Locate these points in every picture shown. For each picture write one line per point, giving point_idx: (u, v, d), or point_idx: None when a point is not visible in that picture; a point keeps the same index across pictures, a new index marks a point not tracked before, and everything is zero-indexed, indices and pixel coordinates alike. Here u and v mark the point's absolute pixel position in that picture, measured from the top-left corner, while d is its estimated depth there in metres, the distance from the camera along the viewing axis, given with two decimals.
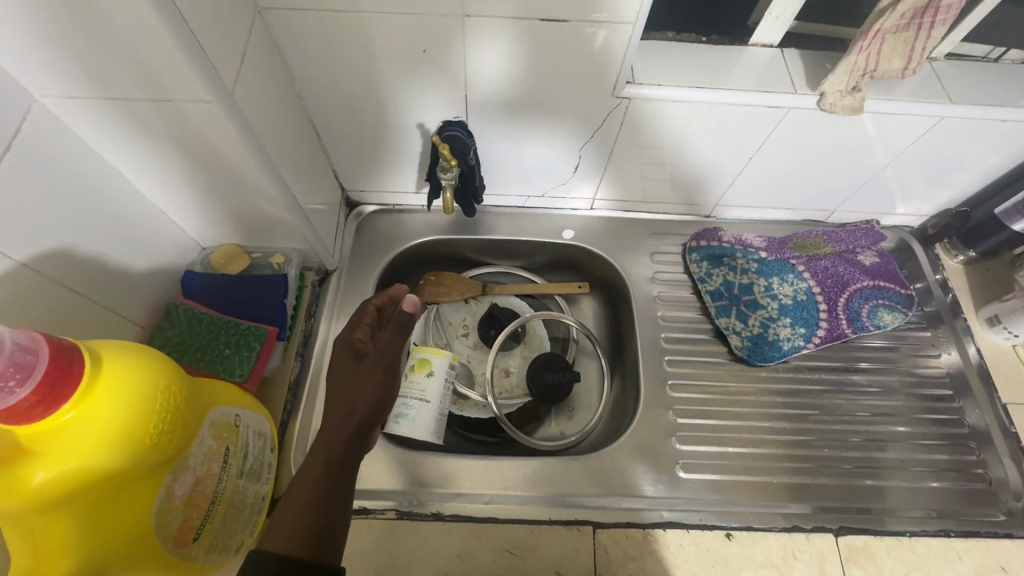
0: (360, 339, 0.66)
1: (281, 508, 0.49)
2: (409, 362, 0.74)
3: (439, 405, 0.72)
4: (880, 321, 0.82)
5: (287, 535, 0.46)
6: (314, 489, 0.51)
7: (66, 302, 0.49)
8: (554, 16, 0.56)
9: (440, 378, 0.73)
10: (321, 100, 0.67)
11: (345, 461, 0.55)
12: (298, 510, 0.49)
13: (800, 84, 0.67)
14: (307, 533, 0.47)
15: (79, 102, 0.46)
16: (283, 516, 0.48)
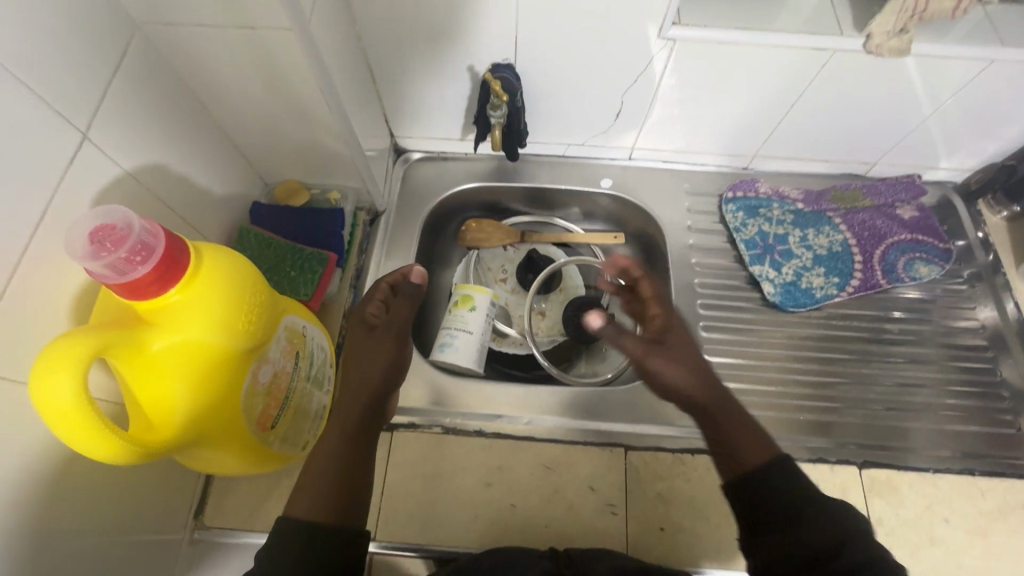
0: (372, 314, 0.68)
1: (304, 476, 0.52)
2: (453, 299, 0.78)
3: (481, 338, 0.77)
4: (916, 274, 0.83)
5: (312, 504, 0.50)
6: (333, 458, 0.54)
7: (161, 214, 0.55)
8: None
9: (483, 313, 0.77)
10: (376, 42, 0.70)
11: (363, 429, 0.58)
12: (318, 479, 0.52)
13: (847, 27, 0.67)
14: (328, 502, 0.51)
15: (175, 30, 0.51)
16: (306, 483, 0.52)
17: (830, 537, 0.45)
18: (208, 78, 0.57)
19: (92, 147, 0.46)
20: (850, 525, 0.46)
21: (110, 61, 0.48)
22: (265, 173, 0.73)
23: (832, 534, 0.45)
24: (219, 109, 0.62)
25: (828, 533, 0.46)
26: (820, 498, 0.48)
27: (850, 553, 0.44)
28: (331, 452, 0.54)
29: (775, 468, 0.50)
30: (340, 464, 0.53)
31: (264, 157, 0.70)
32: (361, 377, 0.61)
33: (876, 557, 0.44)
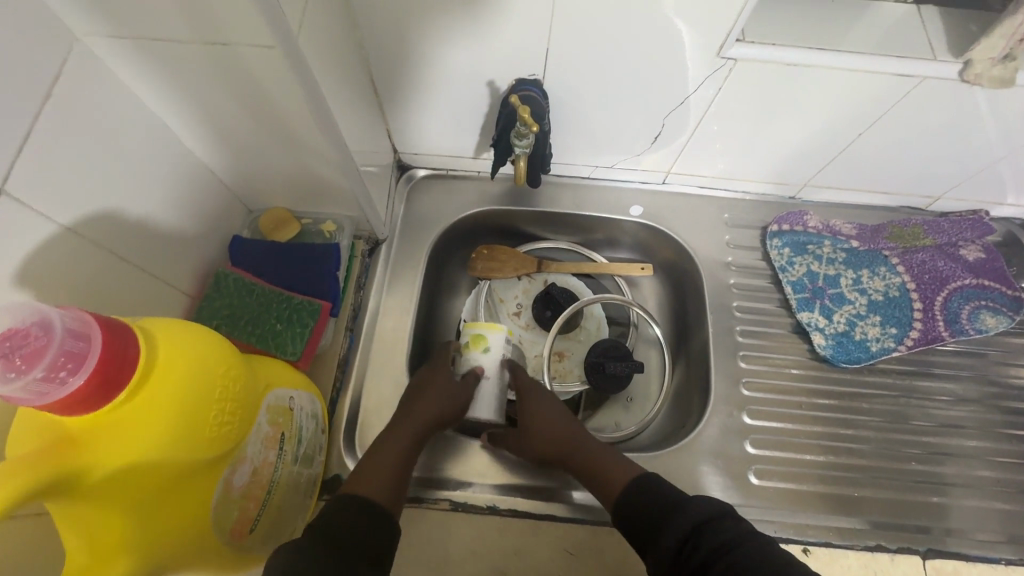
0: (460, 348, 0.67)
1: (371, 464, 0.54)
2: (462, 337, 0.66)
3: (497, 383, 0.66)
4: (982, 326, 0.74)
5: (377, 487, 0.52)
6: (401, 456, 0.56)
7: (114, 269, 0.45)
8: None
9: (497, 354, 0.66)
10: (382, 49, 0.59)
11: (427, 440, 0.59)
12: (384, 469, 0.54)
13: (940, 50, 0.57)
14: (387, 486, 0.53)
15: (127, 43, 0.41)
16: (374, 469, 0.53)
17: (691, 522, 0.48)
18: (173, 98, 0.47)
19: (15, 202, 0.36)
20: (706, 508, 0.49)
21: (38, 86, 0.37)
22: (248, 199, 0.63)
23: (693, 520, 0.48)
24: (190, 132, 0.51)
25: (690, 519, 0.49)
26: (682, 496, 0.51)
27: (710, 534, 0.47)
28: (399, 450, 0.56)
29: (646, 478, 0.55)
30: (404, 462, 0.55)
31: (247, 183, 0.60)
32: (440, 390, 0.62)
33: (731, 529, 0.46)
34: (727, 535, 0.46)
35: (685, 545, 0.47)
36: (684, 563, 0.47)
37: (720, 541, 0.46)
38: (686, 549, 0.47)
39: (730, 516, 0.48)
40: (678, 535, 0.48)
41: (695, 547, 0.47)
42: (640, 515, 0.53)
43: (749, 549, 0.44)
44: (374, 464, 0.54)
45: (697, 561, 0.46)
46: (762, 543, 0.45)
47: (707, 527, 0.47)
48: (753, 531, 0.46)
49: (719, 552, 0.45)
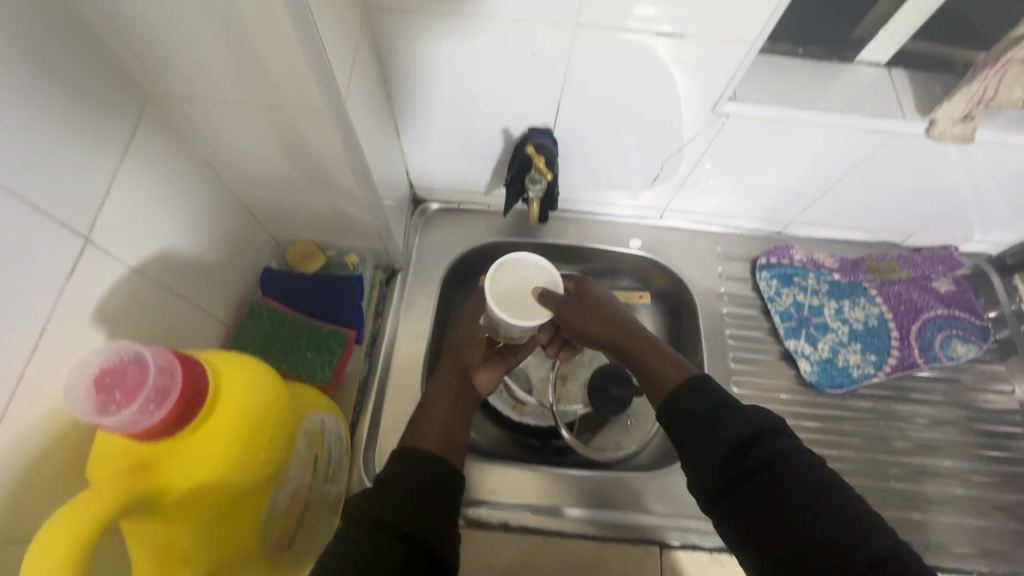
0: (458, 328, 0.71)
1: (424, 421, 0.57)
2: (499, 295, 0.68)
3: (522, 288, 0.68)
4: (953, 353, 0.80)
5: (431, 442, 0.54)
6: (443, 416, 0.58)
7: (169, 303, 0.49)
8: (675, 33, 0.54)
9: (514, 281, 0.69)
10: (408, 99, 0.65)
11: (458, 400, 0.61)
12: (434, 425, 0.57)
13: (909, 110, 0.64)
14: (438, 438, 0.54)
15: (193, 104, 0.46)
16: (425, 424, 0.56)
17: (746, 432, 0.44)
18: (224, 148, 0.52)
19: (98, 249, 0.40)
20: (764, 421, 0.45)
21: (118, 145, 0.42)
22: (277, 233, 0.67)
23: (747, 430, 0.44)
24: (236, 176, 0.56)
25: (743, 429, 0.44)
26: (732, 401, 0.47)
27: (762, 447, 0.44)
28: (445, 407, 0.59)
29: (697, 384, 0.49)
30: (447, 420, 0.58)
31: (279, 219, 0.65)
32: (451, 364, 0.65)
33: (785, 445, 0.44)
34: (778, 452, 0.43)
35: (733, 454, 0.44)
36: (726, 470, 0.44)
37: (771, 457, 0.43)
38: (733, 456, 0.44)
39: (783, 431, 0.45)
40: (727, 440, 0.44)
41: (742, 458, 0.44)
42: (687, 416, 0.47)
43: (798, 471, 0.42)
44: (426, 422, 0.57)
45: (740, 472, 0.43)
46: (810, 460, 0.43)
47: (759, 441, 0.44)
48: (805, 451, 0.44)
49: (770, 469, 0.43)
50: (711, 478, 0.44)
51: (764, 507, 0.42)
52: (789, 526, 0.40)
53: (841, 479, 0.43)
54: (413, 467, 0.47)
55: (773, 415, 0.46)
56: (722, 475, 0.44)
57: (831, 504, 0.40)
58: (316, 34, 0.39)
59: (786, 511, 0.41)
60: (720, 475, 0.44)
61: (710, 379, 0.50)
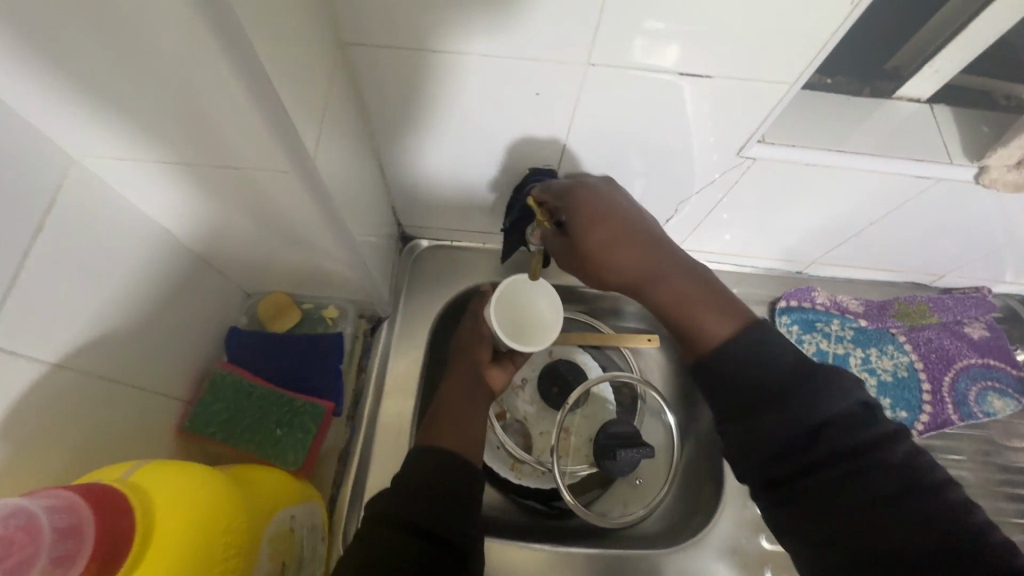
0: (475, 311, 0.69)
1: (444, 418, 0.58)
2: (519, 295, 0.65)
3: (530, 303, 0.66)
4: (990, 408, 0.74)
5: (450, 441, 0.56)
6: (462, 414, 0.59)
7: (107, 394, 0.42)
8: (701, 73, 0.48)
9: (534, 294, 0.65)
10: (392, 136, 0.58)
11: (474, 393, 0.62)
12: (455, 423, 0.58)
13: (955, 153, 0.57)
14: (459, 437, 0.56)
15: (129, 164, 0.39)
16: (444, 423, 0.58)
17: (818, 417, 0.41)
18: (173, 207, 0.44)
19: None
20: (849, 404, 0.41)
21: (29, 224, 0.35)
22: (246, 285, 0.60)
23: (822, 414, 0.41)
24: (190, 236, 0.48)
25: (818, 412, 0.41)
26: (809, 371, 0.42)
27: (837, 434, 0.40)
28: (463, 405, 0.60)
29: (761, 344, 0.45)
30: (466, 418, 0.59)
31: (247, 272, 0.57)
32: (467, 359, 0.65)
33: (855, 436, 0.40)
34: (857, 442, 0.40)
35: (802, 440, 0.41)
36: (790, 457, 0.41)
37: (847, 446, 0.40)
38: (798, 442, 0.41)
39: (866, 412, 0.41)
40: (791, 425, 0.41)
41: (812, 445, 0.41)
42: (738, 391, 0.44)
43: (879, 463, 0.39)
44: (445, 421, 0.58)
45: (807, 461, 0.41)
46: (894, 449, 0.40)
47: (836, 425, 0.40)
48: (880, 442, 0.40)
49: (844, 460, 0.40)
50: (773, 464, 0.42)
51: (829, 497, 0.40)
52: (851, 524, 0.39)
53: (918, 473, 0.39)
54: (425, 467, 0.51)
55: (855, 388, 0.41)
56: (788, 462, 0.41)
57: (911, 501, 0.38)
58: (275, 95, 0.32)
59: (855, 503, 0.39)
60: (781, 462, 0.41)
61: (773, 330, 0.46)
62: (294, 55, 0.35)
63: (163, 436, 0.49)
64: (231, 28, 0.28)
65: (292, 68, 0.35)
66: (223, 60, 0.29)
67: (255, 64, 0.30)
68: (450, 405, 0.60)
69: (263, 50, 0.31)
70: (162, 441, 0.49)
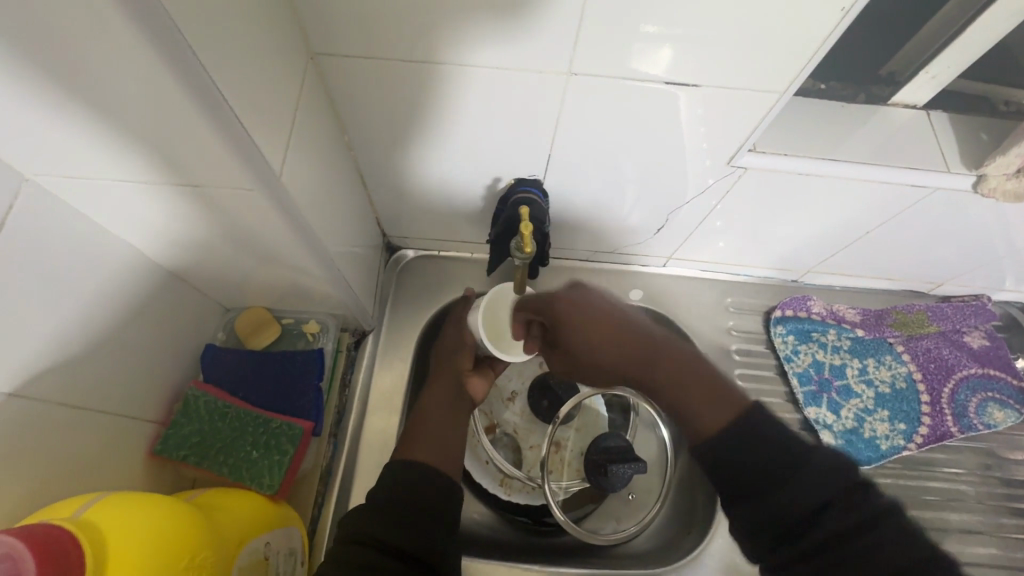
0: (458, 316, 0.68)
1: (421, 434, 0.58)
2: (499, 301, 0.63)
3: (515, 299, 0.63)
4: (990, 420, 0.72)
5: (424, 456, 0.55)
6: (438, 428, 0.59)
7: (68, 420, 0.41)
8: (688, 82, 0.46)
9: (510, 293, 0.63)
10: (371, 147, 0.56)
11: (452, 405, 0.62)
12: (431, 439, 0.58)
13: (952, 161, 0.56)
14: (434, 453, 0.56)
15: (86, 183, 0.37)
16: (421, 438, 0.57)
17: (819, 495, 0.40)
18: (137, 226, 0.42)
19: None
20: (841, 478, 0.41)
21: None
22: (223, 301, 0.58)
23: (819, 492, 0.40)
24: (163, 257, 0.47)
25: (818, 489, 0.40)
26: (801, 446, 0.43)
27: (837, 511, 0.39)
28: (442, 421, 0.60)
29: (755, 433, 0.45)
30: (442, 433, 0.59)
31: (223, 288, 0.55)
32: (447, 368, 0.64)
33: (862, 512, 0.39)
34: (858, 521, 0.38)
35: (805, 520, 0.40)
36: (792, 541, 0.40)
37: (852, 532, 0.38)
38: (799, 526, 0.40)
39: (868, 488, 0.40)
40: (793, 501, 0.40)
41: (812, 526, 0.39)
42: (731, 475, 0.44)
43: (885, 547, 0.37)
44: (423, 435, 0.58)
45: (809, 544, 0.39)
46: (899, 524, 0.39)
47: (839, 501, 0.40)
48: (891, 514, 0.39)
49: (849, 540, 0.38)
50: (776, 548, 0.40)
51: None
52: None
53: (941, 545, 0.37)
54: (402, 487, 0.51)
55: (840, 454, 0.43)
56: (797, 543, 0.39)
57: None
58: (222, 100, 0.32)
59: None
60: (784, 540, 0.40)
61: (762, 412, 0.47)
62: (245, 63, 0.34)
63: (135, 462, 0.48)
64: (170, 40, 0.28)
65: (243, 76, 0.34)
66: (162, 67, 0.29)
67: (197, 74, 0.30)
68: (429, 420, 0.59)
69: (209, 61, 0.31)
70: (134, 466, 0.48)
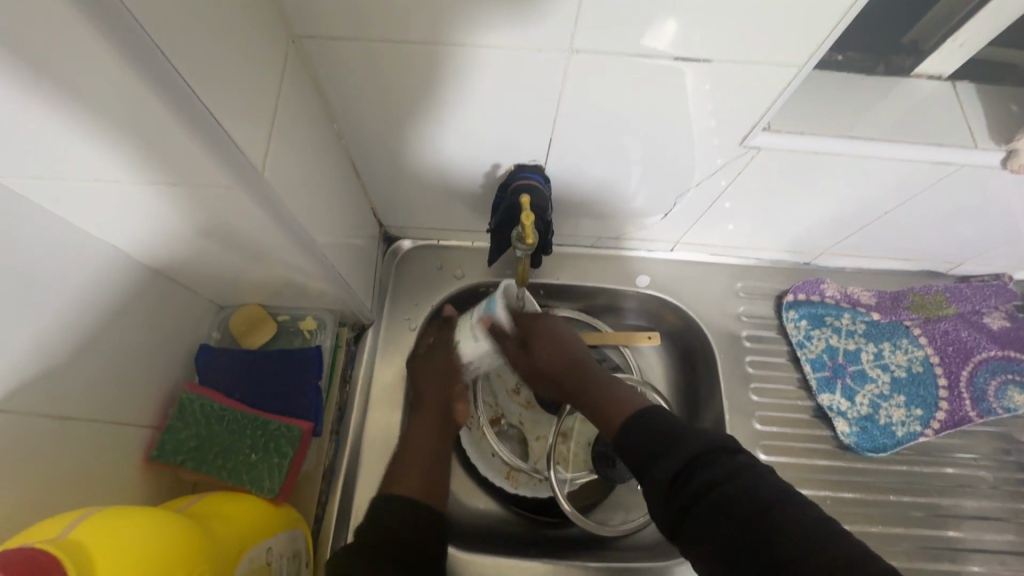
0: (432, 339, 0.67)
1: (405, 465, 0.56)
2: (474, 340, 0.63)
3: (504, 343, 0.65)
4: (1009, 403, 0.70)
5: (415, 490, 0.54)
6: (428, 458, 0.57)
7: (57, 431, 0.39)
8: (699, 57, 0.43)
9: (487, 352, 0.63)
10: (362, 135, 0.54)
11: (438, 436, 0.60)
12: (417, 471, 0.56)
13: (978, 136, 0.53)
14: (418, 486, 0.54)
15: (57, 185, 0.35)
16: (407, 472, 0.55)
17: (693, 451, 0.43)
18: (116, 227, 0.40)
19: None
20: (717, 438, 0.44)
21: None
22: (216, 299, 0.56)
23: (696, 449, 0.43)
24: (148, 257, 0.45)
25: (695, 445, 0.43)
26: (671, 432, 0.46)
27: (711, 465, 0.42)
28: (424, 455, 0.57)
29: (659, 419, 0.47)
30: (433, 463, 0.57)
31: (214, 286, 0.53)
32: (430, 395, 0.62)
33: (724, 465, 0.41)
34: (726, 469, 0.41)
35: (678, 478, 0.42)
36: (681, 493, 0.42)
37: (724, 471, 0.41)
38: (682, 479, 0.42)
39: (730, 450, 0.43)
40: (681, 461, 0.43)
41: (687, 481, 0.42)
42: (636, 442, 0.47)
43: (749, 481, 0.40)
44: (407, 469, 0.56)
45: (692, 492, 0.41)
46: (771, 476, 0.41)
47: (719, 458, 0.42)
48: (750, 466, 0.41)
49: (717, 486, 0.40)
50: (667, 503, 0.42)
51: (724, 525, 0.39)
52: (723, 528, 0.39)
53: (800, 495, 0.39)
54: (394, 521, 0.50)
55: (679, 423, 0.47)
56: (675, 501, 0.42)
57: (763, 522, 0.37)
58: (181, 80, 0.30)
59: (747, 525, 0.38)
60: (669, 503, 0.42)
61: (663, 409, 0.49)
62: (206, 45, 0.32)
63: (130, 468, 0.47)
64: (113, 16, 0.25)
65: (210, 68, 0.32)
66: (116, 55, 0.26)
67: (150, 54, 0.28)
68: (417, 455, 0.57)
69: (161, 39, 0.28)
70: (130, 474, 0.47)
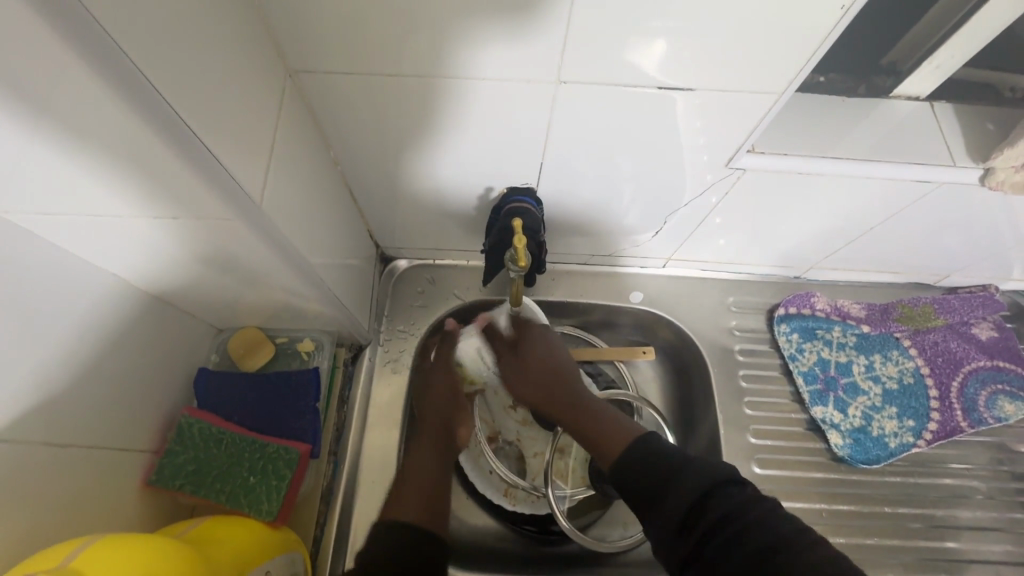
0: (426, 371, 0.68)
1: (402, 490, 0.57)
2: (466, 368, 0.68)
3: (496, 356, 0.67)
4: (1000, 413, 0.71)
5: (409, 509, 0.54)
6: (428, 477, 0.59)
7: (58, 459, 0.40)
8: (683, 84, 0.45)
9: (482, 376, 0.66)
10: (357, 161, 0.55)
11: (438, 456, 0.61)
12: (416, 493, 0.56)
13: (957, 154, 0.54)
14: (415, 505, 0.55)
15: (58, 220, 0.35)
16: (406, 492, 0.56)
17: (700, 485, 0.43)
18: (116, 258, 0.41)
19: None
20: (719, 471, 0.44)
21: None
22: (215, 323, 0.57)
23: (702, 484, 0.43)
24: (148, 285, 0.46)
25: (700, 481, 0.44)
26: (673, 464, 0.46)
27: (718, 499, 0.42)
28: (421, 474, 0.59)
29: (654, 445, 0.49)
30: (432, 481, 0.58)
31: (214, 310, 0.54)
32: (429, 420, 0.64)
33: (732, 499, 0.42)
34: (734, 505, 0.41)
35: (687, 516, 0.42)
36: (688, 534, 0.42)
37: (731, 505, 0.41)
38: (691, 517, 0.42)
39: (735, 484, 0.43)
40: (685, 499, 0.43)
41: (695, 520, 0.42)
42: (638, 480, 0.47)
43: (755, 514, 0.40)
44: (407, 490, 0.57)
45: (702, 531, 0.41)
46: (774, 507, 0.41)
47: (722, 491, 0.43)
48: (758, 498, 0.42)
49: (728, 524, 0.40)
50: (677, 544, 0.42)
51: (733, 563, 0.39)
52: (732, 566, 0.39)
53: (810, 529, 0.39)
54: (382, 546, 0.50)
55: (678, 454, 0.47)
56: (684, 544, 0.42)
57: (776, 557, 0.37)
58: (175, 114, 0.31)
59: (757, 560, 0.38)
60: (680, 544, 0.42)
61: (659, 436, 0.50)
62: (201, 82, 0.33)
63: (128, 494, 0.47)
64: (110, 57, 0.26)
65: (208, 106, 0.33)
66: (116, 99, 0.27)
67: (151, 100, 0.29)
68: (416, 478, 0.58)
69: (162, 84, 0.30)
70: (128, 499, 0.47)
